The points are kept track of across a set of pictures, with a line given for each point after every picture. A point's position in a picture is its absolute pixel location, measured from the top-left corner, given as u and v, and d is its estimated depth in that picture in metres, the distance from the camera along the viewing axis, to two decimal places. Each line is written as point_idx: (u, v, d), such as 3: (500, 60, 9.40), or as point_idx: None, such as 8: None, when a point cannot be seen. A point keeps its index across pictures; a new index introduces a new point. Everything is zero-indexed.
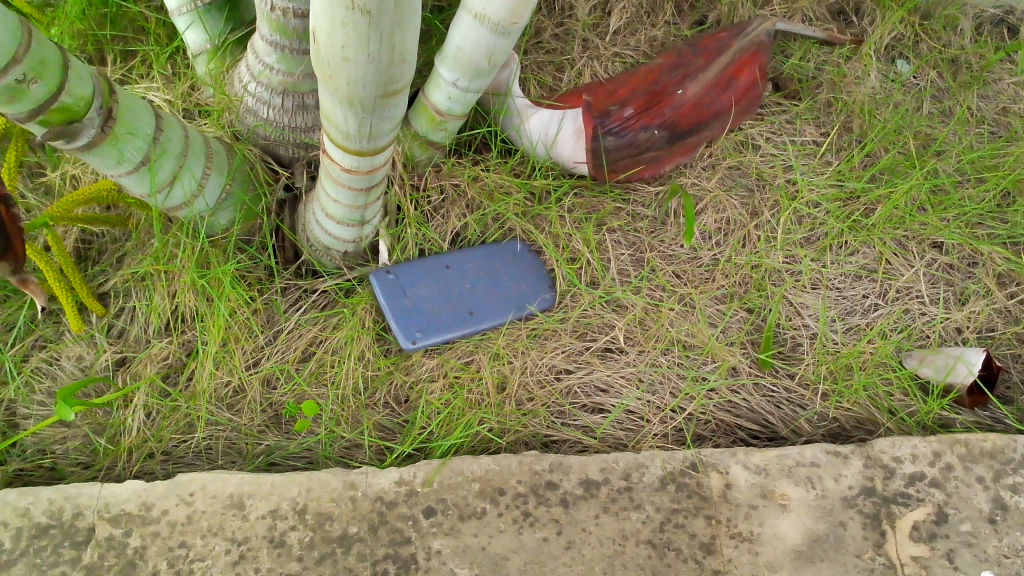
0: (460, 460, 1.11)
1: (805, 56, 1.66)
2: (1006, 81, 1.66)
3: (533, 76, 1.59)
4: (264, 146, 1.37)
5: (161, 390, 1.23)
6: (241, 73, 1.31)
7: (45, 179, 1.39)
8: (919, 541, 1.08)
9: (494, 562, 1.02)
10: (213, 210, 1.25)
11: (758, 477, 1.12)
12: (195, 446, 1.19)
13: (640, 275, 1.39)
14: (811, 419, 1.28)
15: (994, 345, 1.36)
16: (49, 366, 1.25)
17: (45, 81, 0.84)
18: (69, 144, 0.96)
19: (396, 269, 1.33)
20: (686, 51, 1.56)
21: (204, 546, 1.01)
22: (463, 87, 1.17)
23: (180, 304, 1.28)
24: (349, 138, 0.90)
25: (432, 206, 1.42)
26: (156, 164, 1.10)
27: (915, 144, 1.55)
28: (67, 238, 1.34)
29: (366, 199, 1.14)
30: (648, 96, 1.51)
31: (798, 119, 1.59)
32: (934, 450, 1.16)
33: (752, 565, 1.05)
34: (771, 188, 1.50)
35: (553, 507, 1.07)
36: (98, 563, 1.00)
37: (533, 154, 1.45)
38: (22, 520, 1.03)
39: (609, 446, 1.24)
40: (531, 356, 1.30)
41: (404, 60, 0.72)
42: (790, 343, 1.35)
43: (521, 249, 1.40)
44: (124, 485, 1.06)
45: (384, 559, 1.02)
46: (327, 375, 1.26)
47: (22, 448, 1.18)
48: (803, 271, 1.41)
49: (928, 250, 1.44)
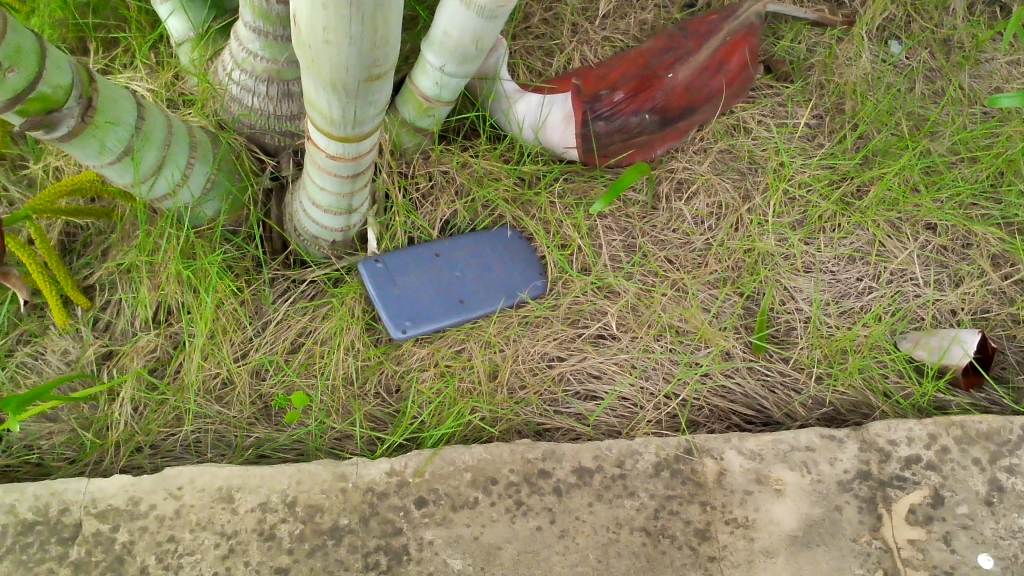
0: (452, 450, 1.10)
1: (797, 38, 1.65)
2: (998, 60, 1.64)
3: (521, 61, 1.57)
4: (249, 134, 1.35)
5: (149, 383, 1.22)
6: (225, 61, 1.28)
7: (28, 171, 1.37)
8: (915, 524, 1.07)
9: (486, 552, 1.01)
10: (198, 201, 1.24)
11: (752, 463, 1.11)
12: (183, 439, 1.18)
13: (632, 260, 1.38)
14: (806, 404, 1.27)
15: (989, 326, 1.35)
16: (34, 361, 1.24)
17: (22, 70, 0.82)
18: (49, 134, 0.94)
19: (385, 258, 1.31)
20: (676, 35, 1.54)
21: (193, 541, 1.00)
22: (450, 73, 1.16)
23: (166, 296, 1.26)
24: (333, 123, 0.88)
25: (421, 194, 1.40)
26: (139, 154, 1.08)
27: (907, 125, 1.53)
28: (51, 231, 1.32)
29: (353, 186, 1.12)
30: (639, 80, 1.49)
31: (789, 101, 1.57)
32: (929, 432, 1.15)
33: (748, 551, 1.04)
34: (763, 171, 1.48)
35: (546, 496, 1.06)
36: (85, 559, 0.99)
37: (522, 139, 1.43)
38: (8, 516, 1.02)
39: (602, 433, 1.22)
40: (523, 344, 1.28)
41: (386, 43, 0.70)
42: (784, 326, 1.34)
43: (512, 236, 1.39)
44: (111, 480, 1.04)
45: (374, 551, 1.00)
46: (317, 366, 1.24)
47: (8, 444, 1.17)
48: (795, 254, 1.39)
49: (922, 231, 1.43)
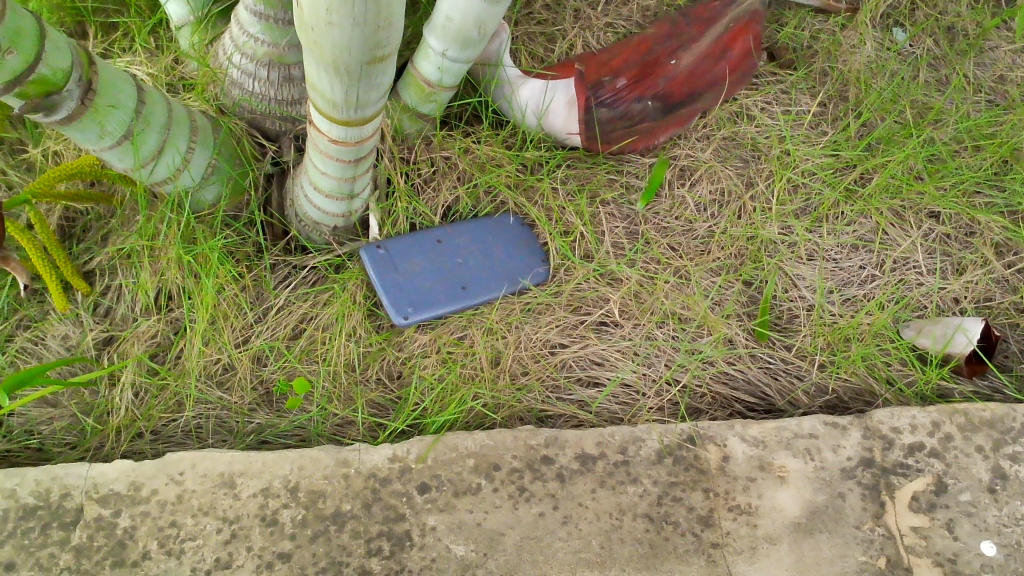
0: (454, 436, 1.10)
1: (801, 24, 1.64)
2: (1003, 48, 1.63)
3: (523, 47, 1.56)
4: (250, 119, 1.34)
5: (150, 369, 1.21)
6: (226, 45, 1.27)
7: (27, 156, 1.36)
8: (918, 511, 1.07)
9: (489, 537, 1.01)
10: (199, 185, 1.23)
11: (755, 450, 1.11)
12: (184, 425, 1.17)
13: (635, 247, 1.38)
14: (809, 391, 1.26)
15: (992, 315, 1.34)
16: (34, 346, 1.23)
17: (21, 52, 0.81)
18: (49, 117, 0.93)
19: (387, 244, 1.31)
20: (680, 21, 1.53)
21: (195, 526, 1.00)
22: (453, 58, 1.14)
23: (166, 281, 1.25)
24: (335, 107, 0.87)
25: (423, 179, 1.39)
26: (140, 137, 1.07)
27: (912, 113, 1.53)
28: (50, 216, 1.31)
29: (355, 171, 1.11)
30: (641, 66, 1.48)
31: (793, 88, 1.56)
32: (933, 420, 1.15)
33: (751, 538, 1.04)
34: (766, 159, 1.47)
35: (549, 482, 1.06)
36: (87, 544, 0.98)
37: (524, 125, 1.42)
38: (8, 501, 1.01)
39: (605, 420, 1.22)
40: (525, 331, 1.28)
41: (389, 25, 0.70)
42: (787, 314, 1.34)
43: (514, 223, 1.38)
44: (112, 465, 1.04)
45: (377, 537, 1.00)
46: (318, 352, 1.24)
47: (8, 428, 1.16)
48: (798, 241, 1.39)
49: (925, 219, 1.42)
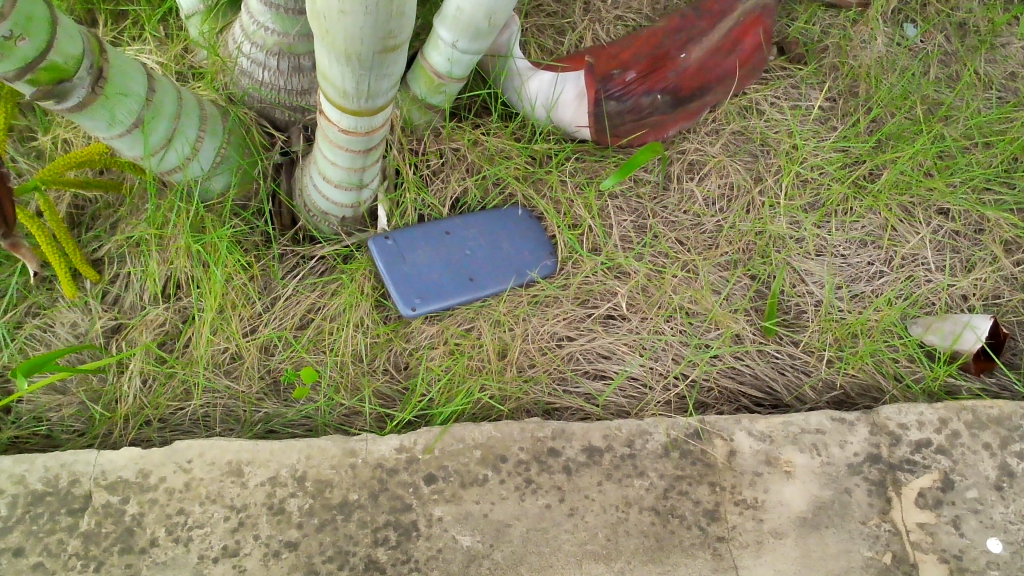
0: (461, 427, 1.10)
1: (811, 19, 1.64)
2: (1014, 45, 1.62)
3: (533, 39, 1.55)
4: (260, 109, 1.34)
5: (159, 357, 1.22)
6: (236, 33, 1.27)
7: (36, 144, 1.37)
8: (924, 507, 1.07)
9: (495, 528, 1.01)
10: (208, 174, 1.23)
11: (762, 444, 1.11)
12: (192, 414, 1.18)
13: (643, 241, 1.38)
14: (816, 387, 1.26)
15: (1001, 312, 1.34)
16: (43, 333, 1.23)
17: (33, 38, 0.80)
18: (60, 105, 0.93)
19: (395, 235, 1.31)
20: (690, 15, 1.54)
21: (203, 513, 1.00)
22: (463, 48, 1.14)
23: (175, 269, 1.25)
24: (345, 97, 0.87)
25: (431, 170, 1.40)
26: (149, 126, 1.07)
27: (922, 109, 1.52)
28: (60, 204, 1.32)
29: (364, 161, 1.11)
30: (651, 60, 1.51)
31: (803, 83, 1.56)
32: (940, 417, 1.15)
33: (757, 532, 1.04)
34: (776, 153, 1.47)
35: (555, 474, 1.06)
36: (95, 530, 0.99)
37: (533, 117, 1.42)
38: (18, 487, 1.02)
39: (612, 413, 1.22)
40: (532, 323, 1.28)
41: (401, 14, 0.69)
42: (795, 309, 1.34)
43: (522, 215, 1.38)
44: (119, 452, 1.05)
45: (384, 526, 1.00)
46: (326, 342, 1.24)
47: (17, 415, 1.16)
48: (806, 236, 1.39)
49: (935, 215, 1.42)
